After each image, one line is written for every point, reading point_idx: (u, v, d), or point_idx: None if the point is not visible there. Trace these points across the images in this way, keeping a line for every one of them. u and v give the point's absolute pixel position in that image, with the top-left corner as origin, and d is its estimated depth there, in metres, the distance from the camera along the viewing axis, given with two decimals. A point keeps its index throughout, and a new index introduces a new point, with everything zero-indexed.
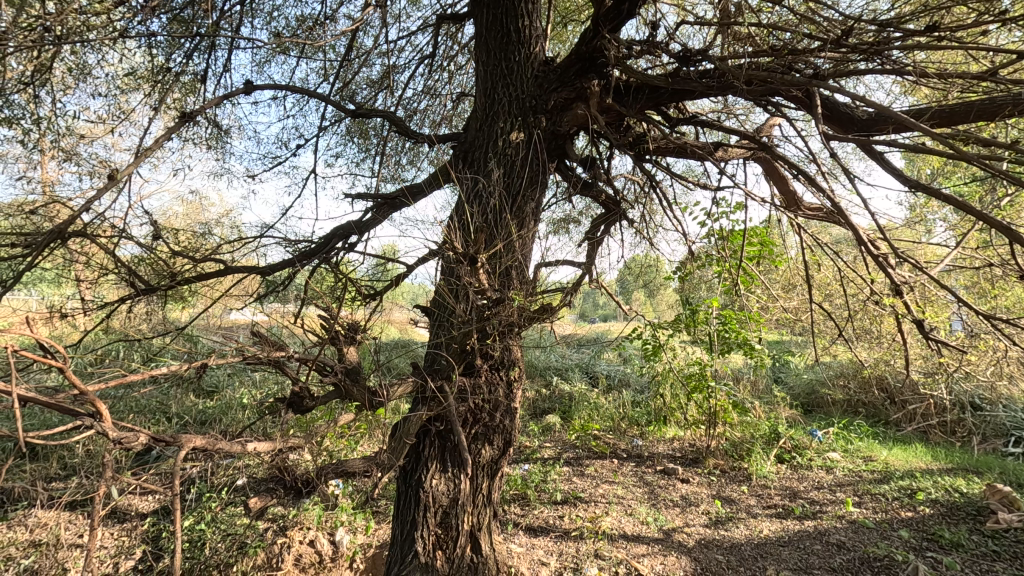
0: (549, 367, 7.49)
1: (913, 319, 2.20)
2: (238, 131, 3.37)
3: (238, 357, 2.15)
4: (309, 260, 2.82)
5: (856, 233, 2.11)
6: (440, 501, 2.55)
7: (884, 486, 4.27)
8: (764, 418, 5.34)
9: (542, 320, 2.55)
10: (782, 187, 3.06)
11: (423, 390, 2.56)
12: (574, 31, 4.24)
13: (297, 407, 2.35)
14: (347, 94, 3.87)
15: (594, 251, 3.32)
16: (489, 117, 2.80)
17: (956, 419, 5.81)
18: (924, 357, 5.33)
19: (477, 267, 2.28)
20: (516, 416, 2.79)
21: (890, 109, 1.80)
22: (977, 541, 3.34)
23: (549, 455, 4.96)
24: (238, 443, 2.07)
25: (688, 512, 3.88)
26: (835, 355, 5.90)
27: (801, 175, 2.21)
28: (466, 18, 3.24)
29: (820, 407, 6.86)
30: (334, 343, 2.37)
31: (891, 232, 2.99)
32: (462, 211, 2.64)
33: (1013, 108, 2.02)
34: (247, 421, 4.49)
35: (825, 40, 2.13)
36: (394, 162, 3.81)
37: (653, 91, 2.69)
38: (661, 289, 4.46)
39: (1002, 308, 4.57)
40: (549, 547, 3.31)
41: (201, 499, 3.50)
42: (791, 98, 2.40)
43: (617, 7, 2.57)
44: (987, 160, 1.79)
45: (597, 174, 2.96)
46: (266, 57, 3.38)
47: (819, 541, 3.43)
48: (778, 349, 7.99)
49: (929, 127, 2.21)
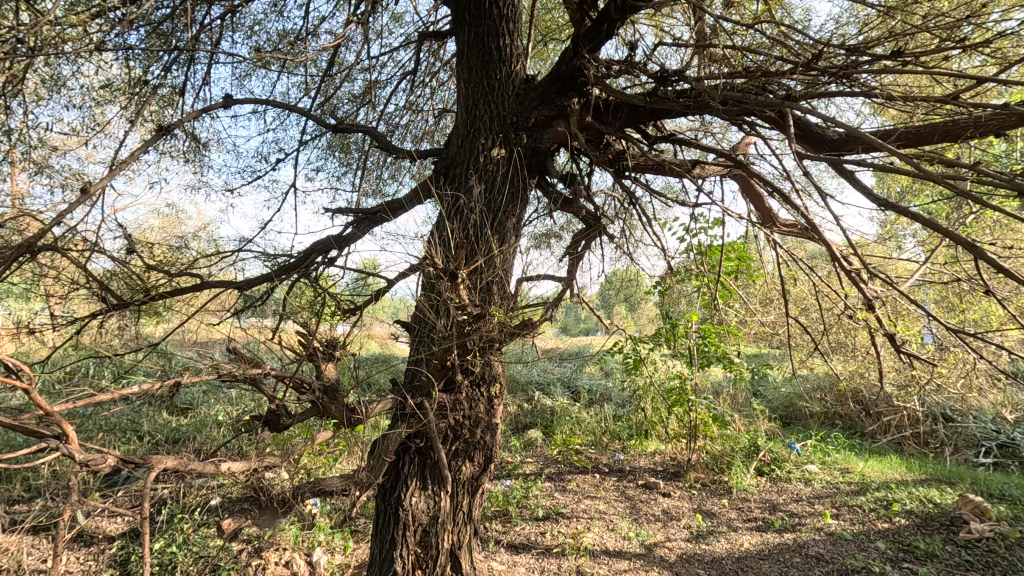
0: (531, 382, 7.48)
1: (885, 333, 2.23)
2: (217, 144, 3.34)
3: (212, 374, 2.10)
4: (288, 274, 2.79)
5: (829, 250, 2.15)
6: (420, 520, 2.51)
7: (862, 497, 4.33)
8: (744, 431, 5.38)
9: (523, 335, 2.54)
10: (758, 204, 3.13)
11: (402, 408, 2.53)
12: (555, 50, 4.31)
13: (274, 425, 2.29)
14: (328, 109, 3.87)
15: (576, 266, 3.35)
16: (470, 133, 2.82)
17: (929, 430, 5.94)
18: (896, 370, 5.46)
19: (458, 283, 2.26)
20: (497, 431, 2.78)
21: (859, 131, 1.83)
22: (951, 551, 3.39)
23: (530, 470, 4.94)
24: (211, 463, 2.01)
25: (670, 526, 3.88)
26: (812, 367, 6.00)
27: (776, 193, 2.25)
28: (449, 35, 3.27)
29: (798, 420, 6.96)
30: (312, 360, 2.33)
31: (863, 247, 3.08)
32: (443, 226, 2.64)
33: (975, 130, 2.11)
34: (222, 439, 4.39)
35: (795, 62, 2.20)
36: (375, 176, 3.82)
37: (632, 110, 2.76)
38: (642, 303, 4.53)
39: (970, 322, 4.72)
40: (531, 564, 3.28)
41: (172, 521, 3.40)
42: (765, 118, 2.45)
43: (596, 27, 2.62)
44: (952, 180, 1.84)
45: (578, 191, 2.98)
46: (246, 71, 3.36)
47: (798, 554, 3.45)
48: (757, 362, 8.08)
49: (895, 148, 2.30)
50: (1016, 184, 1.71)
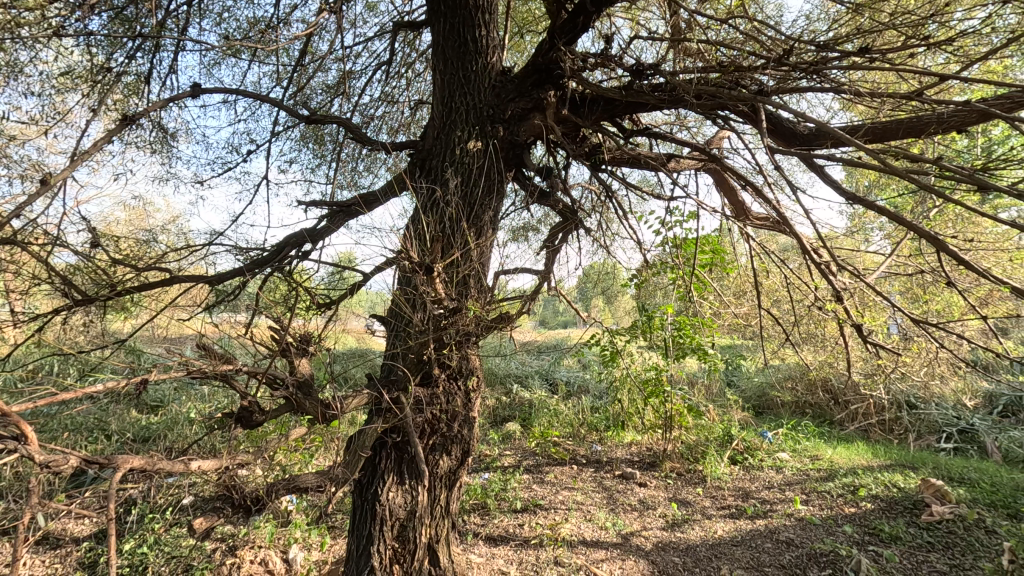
0: (509, 375, 7.50)
1: (853, 324, 2.25)
2: (186, 134, 3.25)
3: (181, 371, 2.05)
4: (261, 268, 2.73)
5: (801, 243, 2.18)
6: (397, 515, 2.50)
7: (830, 483, 4.46)
8: (718, 420, 5.48)
9: (500, 329, 2.54)
10: (732, 197, 3.18)
11: (378, 402, 2.52)
12: (532, 42, 4.30)
13: (247, 422, 2.25)
14: (302, 99, 3.79)
15: (553, 259, 3.35)
16: (446, 125, 2.80)
17: (894, 417, 6.16)
18: (863, 359, 5.63)
19: (434, 276, 2.26)
20: (474, 425, 2.78)
21: (828, 126, 1.85)
22: (914, 534, 3.52)
23: (509, 463, 4.96)
24: (181, 462, 1.96)
25: (646, 515, 3.94)
26: (784, 358, 6.14)
27: (749, 187, 2.27)
28: (424, 25, 3.23)
29: (770, 409, 7.12)
30: (285, 356, 2.29)
31: (833, 240, 3.15)
32: (418, 220, 2.61)
33: (937, 126, 2.18)
34: (194, 437, 4.31)
35: (768, 57, 2.23)
36: (351, 168, 3.76)
37: (608, 103, 2.77)
38: (619, 295, 4.57)
39: (933, 312, 4.89)
40: (509, 556, 3.30)
41: (143, 522, 3.33)
42: (738, 113, 2.48)
43: (572, 20, 2.63)
44: (917, 174, 1.88)
45: (555, 184, 2.98)
46: (214, 59, 3.27)
47: (770, 539, 3.54)
48: (731, 353, 8.23)
49: (863, 143, 2.36)
50: (977, 179, 1.76)
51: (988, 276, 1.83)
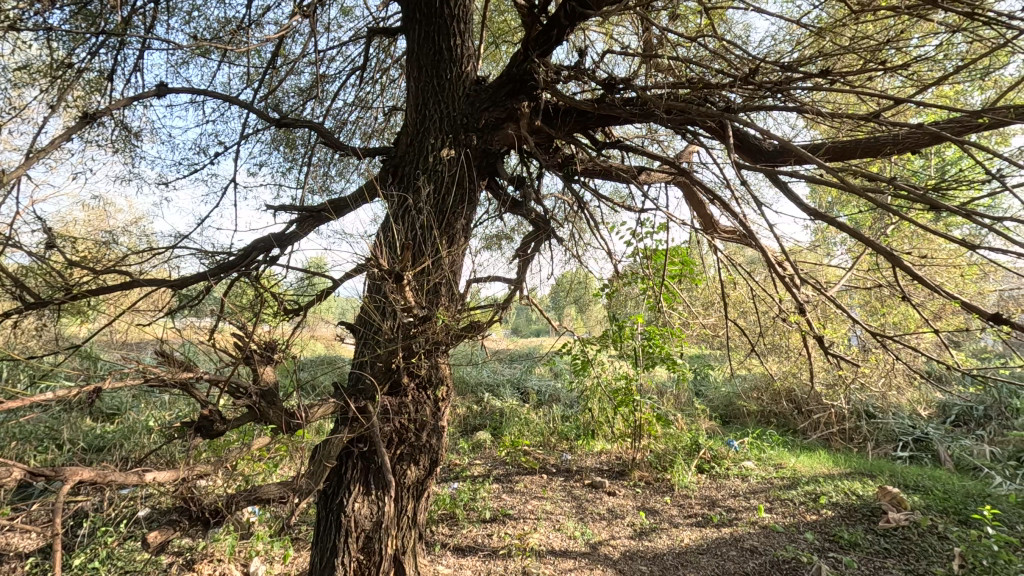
0: (480, 383, 7.48)
1: (814, 336, 2.22)
2: (150, 133, 3.17)
3: (138, 378, 1.97)
4: (227, 273, 2.68)
5: (766, 257, 2.22)
6: (363, 526, 2.46)
7: (793, 491, 4.57)
8: (686, 429, 5.56)
9: (470, 337, 2.52)
10: (701, 210, 3.26)
11: (344, 411, 2.47)
12: (508, 52, 4.33)
13: (207, 431, 2.16)
14: (273, 102, 3.74)
15: (525, 268, 3.36)
16: (420, 132, 2.80)
17: (854, 426, 6.36)
18: (825, 369, 5.81)
19: (403, 284, 2.24)
20: (443, 434, 2.77)
21: (792, 144, 1.89)
22: (871, 540, 3.64)
23: (478, 472, 4.93)
24: (135, 473, 1.88)
25: (614, 524, 3.96)
26: (749, 368, 6.28)
27: (717, 201, 2.31)
28: (399, 32, 3.22)
29: (736, 418, 7.27)
30: (248, 363, 2.22)
31: (796, 254, 3.25)
32: (389, 227, 2.59)
33: (892, 147, 2.29)
34: (152, 447, 4.16)
35: (735, 76, 2.29)
36: (322, 173, 3.72)
37: (580, 115, 2.82)
38: (591, 304, 4.62)
39: (891, 325, 5.09)
40: (477, 567, 3.27)
41: (94, 535, 3.20)
42: (706, 129, 2.54)
43: (546, 32, 2.67)
44: (875, 192, 1.93)
45: (528, 193, 2.99)
46: (182, 58, 3.19)
47: (734, 547, 3.60)
48: (699, 363, 8.38)
49: (824, 161, 2.45)
50: (930, 198, 1.82)
51: (940, 292, 1.88)
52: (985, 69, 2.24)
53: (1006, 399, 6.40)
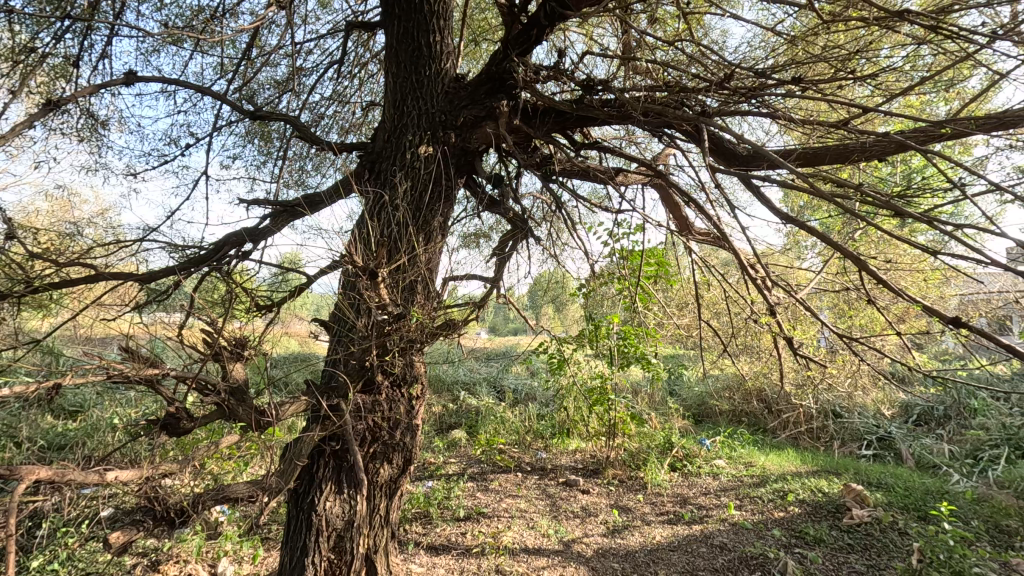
0: (456, 381, 7.47)
1: (784, 337, 2.25)
2: (118, 122, 3.08)
3: (101, 374, 1.91)
4: (197, 267, 2.62)
5: (739, 260, 2.24)
6: (334, 525, 2.43)
7: (762, 489, 4.66)
8: (659, 428, 5.63)
9: (445, 335, 2.51)
10: (677, 213, 3.31)
11: (316, 409, 2.43)
12: (488, 50, 4.32)
13: (173, 429, 2.11)
14: (248, 93, 3.67)
15: (503, 266, 3.36)
16: (397, 129, 2.77)
17: (822, 426, 6.53)
18: (794, 370, 5.95)
19: (378, 282, 2.22)
20: (417, 432, 2.75)
21: (763, 149, 1.91)
22: (836, 536, 3.74)
23: (453, 471, 4.92)
24: (96, 472, 1.82)
25: (587, 522, 3.99)
26: (722, 368, 6.40)
27: (692, 204, 2.33)
28: (378, 26, 3.19)
29: (709, 417, 7.39)
30: (217, 360, 2.17)
31: (769, 256, 3.32)
32: (365, 223, 2.57)
33: (860, 154, 2.36)
34: (117, 445, 4.04)
35: (710, 81, 2.33)
36: (297, 167, 3.66)
37: (559, 115, 2.83)
38: (568, 303, 4.65)
39: (858, 327, 5.24)
40: (450, 565, 3.26)
41: (54, 536, 3.09)
42: (683, 132, 2.57)
43: (526, 32, 2.68)
44: (843, 198, 1.97)
45: (505, 192, 2.99)
46: (153, 47, 3.11)
47: (704, 544, 3.66)
48: (673, 363, 8.51)
49: (796, 166, 2.51)
50: (894, 205, 1.87)
51: (904, 296, 1.92)
52: (949, 81, 2.32)
53: (964, 399, 6.64)
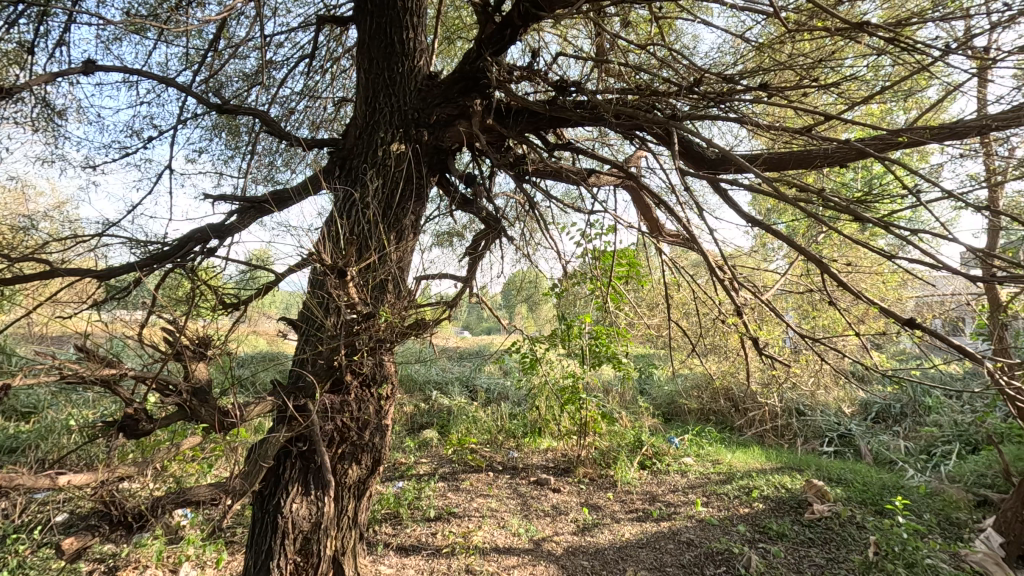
0: (428, 381, 7.43)
1: (750, 338, 2.27)
2: (76, 112, 2.96)
3: (53, 374, 1.83)
4: (160, 264, 2.54)
5: (708, 261, 2.26)
6: (301, 527, 2.39)
7: (728, 486, 4.77)
8: (630, 427, 5.71)
9: (415, 335, 2.49)
10: (648, 215, 3.36)
11: (283, 410, 2.39)
12: (462, 48, 4.31)
13: (131, 431, 2.04)
14: (214, 86, 3.58)
15: (475, 265, 3.35)
16: (369, 126, 2.74)
17: (786, 423, 6.71)
18: (760, 369, 6.10)
19: (347, 280, 2.20)
20: (387, 433, 2.73)
21: (731, 153, 1.94)
22: (797, 530, 3.85)
23: (424, 471, 4.89)
24: (47, 476, 1.75)
25: (558, 520, 4.02)
26: (690, 367, 6.52)
27: (662, 206, 2.36)
28: (351, 21, 3.15)
29: (678, 415, 7.52)
30: (178, 359, 2.10)
31: (736, 258, 3.40)
32: (334, 221, 2.53)
33: (822, 160, 2.43)
34: (72, 447, 3.90)
35: (681, 85, 2.37)
36: (267, 163, 3.58)
37: (533, 116, 2.84)
38: (541, 303, 4.67)
39: (822, 328, 5.39)
40: (420, 566, 3.24)
41: (3, 543, 2.96)
42: (654, 135, 2.61)
43: (500, 31, 2.68)
44: (806, 203, 2.02)
45: (478, 192, 2.99)
46: (114, 35, 3.01)
47: (672, 540, 3.72)
48: (644, 362, 8.64)
49: (762, 171, 2.58)
50: (854, 210, 1.92)
51: (862, 298, 1.95)
52: (907, 91, 2.41)
53: (919, 397, 6.92)
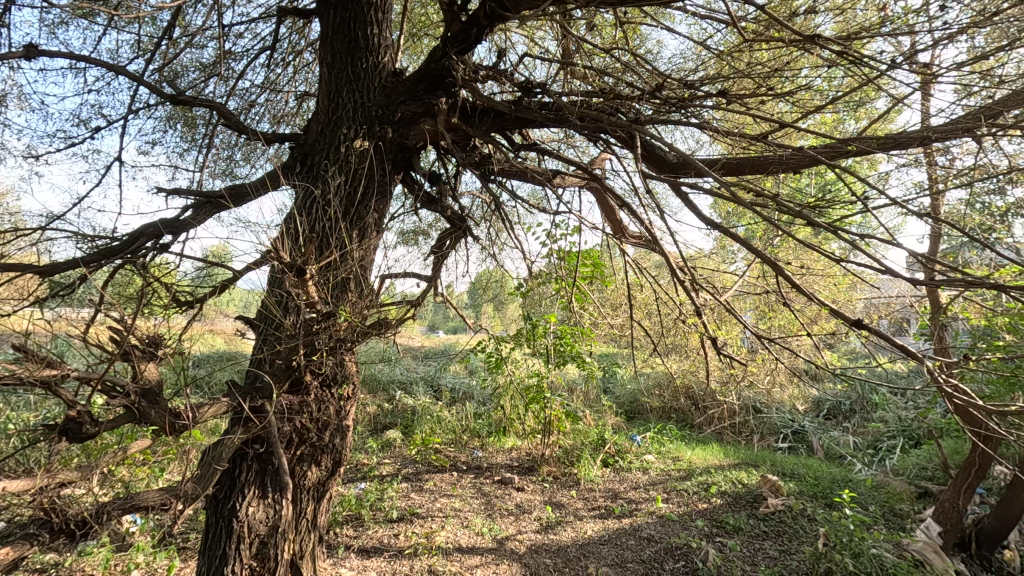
0: (392, 380, 7.33)
1: (709, 337, 2.29)
2: (17, 98, 2.81)
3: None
4: (108, 259, 2.43)
5: (669, 262, 2.30)
6: (257, 531, 2.33)
7: (687, 482, 4.88)
8: (593, 425, 5.77)
9: (377, 334, 2.46)
10: (612, 216, 3.40)
11: (239, 411, 2.33)
12: (429, 44, 4.27)
13: (75, 435, 1.95)
14: (169, 75, 3.44)
15: (440, 264, 3.34)
16: (331, 121, 2.69)
17: (744, 421, 6.92)
18: (719, 368, 6.26)
19: (305, 278, 2.15)
20: (347, 433, 2.68)
21: (691, 158, 1.95)
22: (753, 524, 3.98)
23: (387, 471, 4.83)
24: None
25: (521, 519, 4.04)
26: (653, 366, 6.64)
27: (626, 207, 2.38)
28: (314, 14, 3.08)
29: (640, 414, 7.65)
30: (126, 360, 2.02)
31: (696, 259, 3.48)
32: (294, 217, 2.47)
33: (777, 166, 2.52)
34: (10, 452, 3.68)
35: (643, 90, 2.41)
36: (225, 156, 3.47)
37: (499, 116, 2.84)
38: (507, 302, 4.68)
39: (778, 328, 5.57)
40: (381, 568, 3.20)
41: None
42: (618, 139, 2.64)
43: (466, 30, 2.67)
44: (762, 207, 2.07)
45: (443, 190, 2.97)
46: (60, 19, 2.86)
47: (633, 536, 3.79)
48: (608, 361, 8.76)
49: (720, 175, 2.65)
50: (806, 214, 1.98)
51: (814, 299, 2.00)
52: (857, 102, 2.51)
53: (867, 394, 7.24)
